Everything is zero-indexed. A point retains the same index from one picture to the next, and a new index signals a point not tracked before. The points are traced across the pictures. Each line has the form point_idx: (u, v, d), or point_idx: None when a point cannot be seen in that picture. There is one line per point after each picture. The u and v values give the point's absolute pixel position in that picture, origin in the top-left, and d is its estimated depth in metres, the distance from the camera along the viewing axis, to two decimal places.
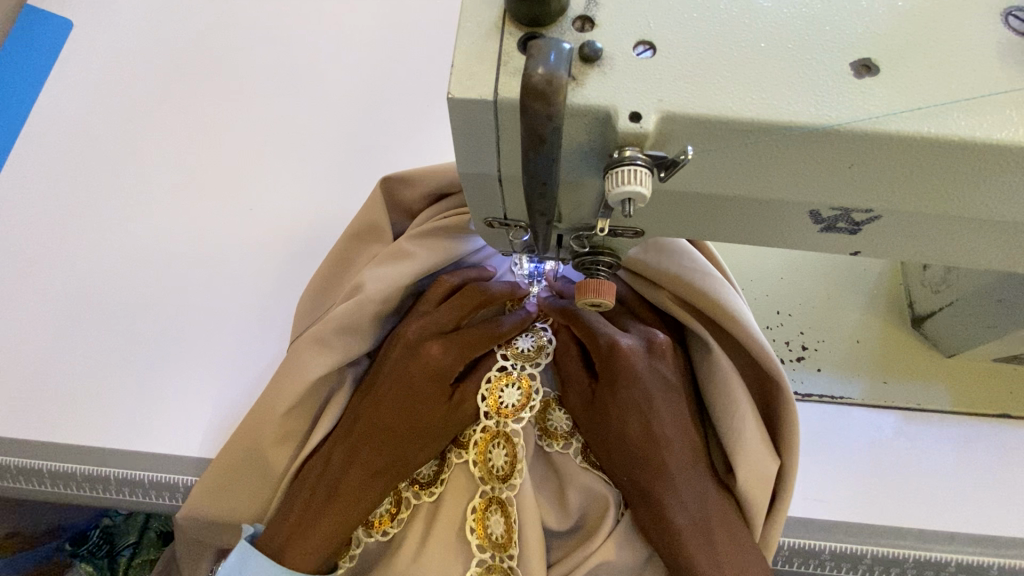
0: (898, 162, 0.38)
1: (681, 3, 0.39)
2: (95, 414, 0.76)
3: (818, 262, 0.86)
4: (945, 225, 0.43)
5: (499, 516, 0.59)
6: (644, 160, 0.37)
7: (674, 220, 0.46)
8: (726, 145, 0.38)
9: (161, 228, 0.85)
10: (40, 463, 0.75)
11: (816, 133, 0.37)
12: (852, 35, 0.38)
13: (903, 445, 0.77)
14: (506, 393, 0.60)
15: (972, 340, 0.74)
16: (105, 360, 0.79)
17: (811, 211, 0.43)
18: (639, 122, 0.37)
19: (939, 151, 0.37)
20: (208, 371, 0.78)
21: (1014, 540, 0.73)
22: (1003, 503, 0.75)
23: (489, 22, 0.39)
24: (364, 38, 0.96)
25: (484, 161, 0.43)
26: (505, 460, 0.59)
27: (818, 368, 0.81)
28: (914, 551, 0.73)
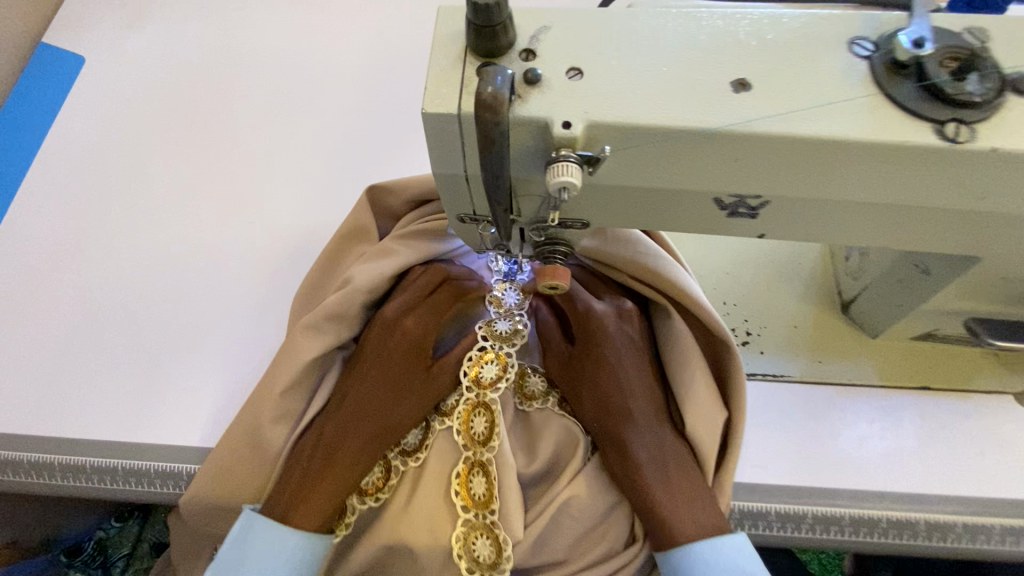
0: (769, 157, 0.49)
1: (602, 40, 0.51)
2: (101, 410, 0.80)
3: (759, 259, 0.97)
4: (826, 208, 0.54)
5: (481, 478, 0.65)
6: (575, 157, 0.48)
7: (609, 210, 0.57)
8: (638, 146, 0.49)
9: (168, 240, 0.93)
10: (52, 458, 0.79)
11: (704, 135, 0.48)
12: (731, 63, 0.49)
13: (841, 416, 0.86)
14: (486, 368, 0.69)
15: (888, 318, 0.83)
16: (110, 360, 0.84)
17: (714, 198, 0.53)
18: (571, 128, 0.48)
19: (798, 146, 0.48)
20: (213, 365, 0.83)
21: (944, 498, 0.80)
22: (932, 464, 0.83)
23: (454, 54, 0.50)
24: (351, 73, 1.08)
25: (453, 163, 0.53)
26: (485, 426, 0.67)
27: (761, 351, 0.91)
28: (850, 509, 0.81)
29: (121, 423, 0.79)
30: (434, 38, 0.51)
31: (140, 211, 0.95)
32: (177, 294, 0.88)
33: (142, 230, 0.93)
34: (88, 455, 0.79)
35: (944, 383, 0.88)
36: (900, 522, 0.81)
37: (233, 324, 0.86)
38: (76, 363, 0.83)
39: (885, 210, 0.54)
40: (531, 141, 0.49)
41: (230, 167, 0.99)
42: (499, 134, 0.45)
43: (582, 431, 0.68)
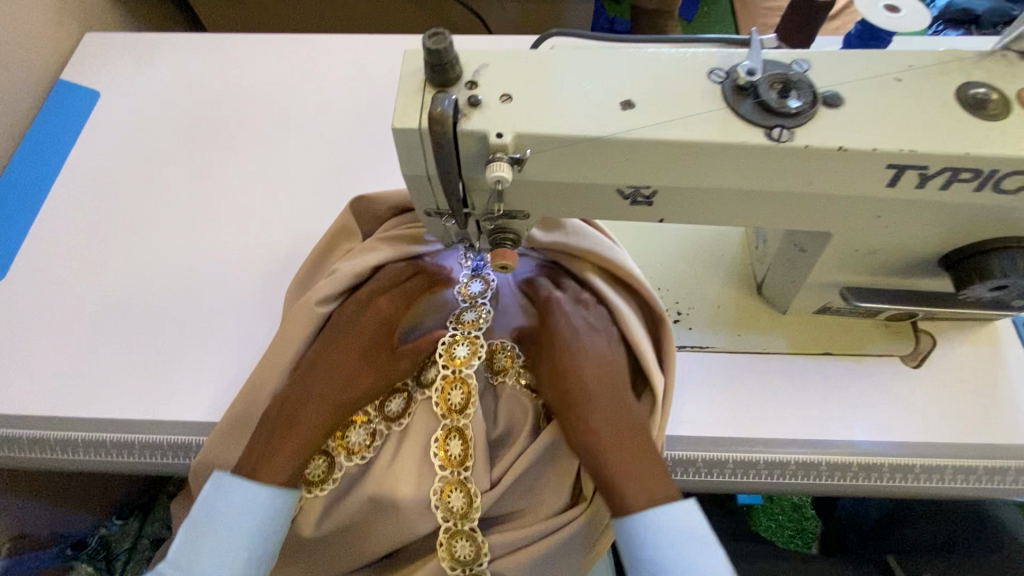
0: (652, 155, 0.64)
1: (526, 74, 0.67)
2: (90, 390, 0.72)
3: (687, 241, 0.91)
4: (732, 193, 0.66)
5: (459, 441, 0.62)
6: (506, 158, 0.63)
7: (540, 201, 0.71)
8: (552, 149, 0.64)
9: (128, 231, 0.85)
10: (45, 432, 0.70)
11: (600, 139, 0.63)
12: (620, 87, 0.65)
13: (857, 380, 0.79)
14: (458, 350, 0.65)
15: (790, 290, 0.80)
16: (91, 342, 0.75)
17: (616, 189, 0.68)
18: (502, 137, 0.63)
19: (673, 145, 0.63)
20: (203, 341, 0.75)
21: (985, 441, 0.73)
22: (969, 409, 0.75)
23: (415, 86, 0.66)
24: (296, 49, 1.01)
25: (417, 166, 0.67)
26: (460, 398, 0.63)
27: (690, 327, 0.84)
28: (874, 456, 0.74)
29: (117, 402, 0.71)
30: (401, 76, 0.67)
31: (90, 205, 0.87)
32: (155, 275, 0.80)
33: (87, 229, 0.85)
34: (89, 428, 0.69)
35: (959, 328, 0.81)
36: (941, 468, 0.73)
37: (218, 295, 0.78)
38: (64, 343, 0.75)
39: (755, 195, 0.66)
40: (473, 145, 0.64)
41: (155, 164, 0.91)
42: (444, 137, 0.61)
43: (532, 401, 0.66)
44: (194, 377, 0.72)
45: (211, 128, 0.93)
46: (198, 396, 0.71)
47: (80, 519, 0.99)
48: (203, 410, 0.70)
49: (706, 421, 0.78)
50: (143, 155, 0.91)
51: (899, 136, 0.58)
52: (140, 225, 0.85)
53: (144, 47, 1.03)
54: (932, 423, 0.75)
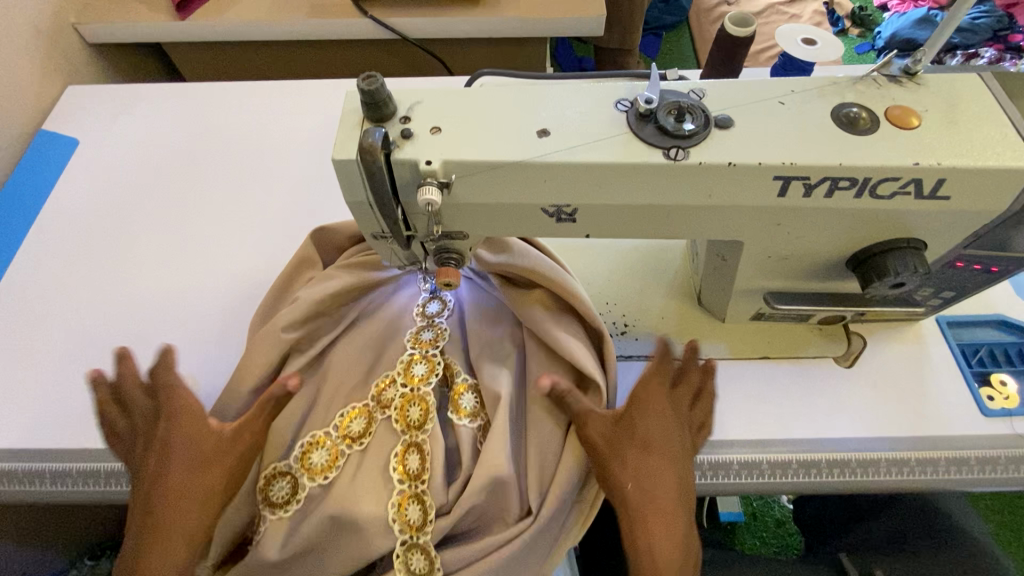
0: (572, 173, 0.61)
1: (458, 106, 0.65)
2: (79, 425, 0.74)
3: (631, 249, 0.85)
4: (659, 212, 0.63)
5: (417, 454, 0.59)
6: (436, 182, 0.61)
7: (477, 226, 0.68)
8: (478, 172, 0.62)
9: (114, 277, 0.88)
10: (40, 464, 0.71)
11: (518, 159, 0.60)
12: (544, 111, 0.64)
13: (821, 381, 0.71)
14: (416, 368, 0.64)
15: (727, 293, 0.72)
16: (76, 380, 0.78)
17: (540, 208, 0.65)
18: (432, 164, 0.61)
19: (592, 162, 0.59)
20: (181, 371, 0.78)
21: (963, 441, 0.66)
22: (941, 404, 0.68)
23: (352, 120, 0.65)
24: (260, 104, 1.08)
25: (355, 194, 0.65)
26: (417, 413, 0.61)
27: (634, 336, 0.78)
28: (829, 455, 0.66)
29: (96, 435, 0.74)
30: (341, 111, 0.66)
31: (73, 259, 0.91)
32: (143, 314, 0.84)
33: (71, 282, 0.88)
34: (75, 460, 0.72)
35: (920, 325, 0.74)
36: (914, 470, 0.65)
37: (203, 333, 0.81)
38: (51, 381, 0.78)
39: (648, 214, 0.64)
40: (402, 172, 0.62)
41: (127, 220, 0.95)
42: (376, 167, 0.60)
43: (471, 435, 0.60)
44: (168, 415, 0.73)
45: (187, 184, 0.99)
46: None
47: (51, 563, 1.00)
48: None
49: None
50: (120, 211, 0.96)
51: (786, 147, 0.55)
52: (122, 274, 0.89)
53: (113, 110, 1.09)
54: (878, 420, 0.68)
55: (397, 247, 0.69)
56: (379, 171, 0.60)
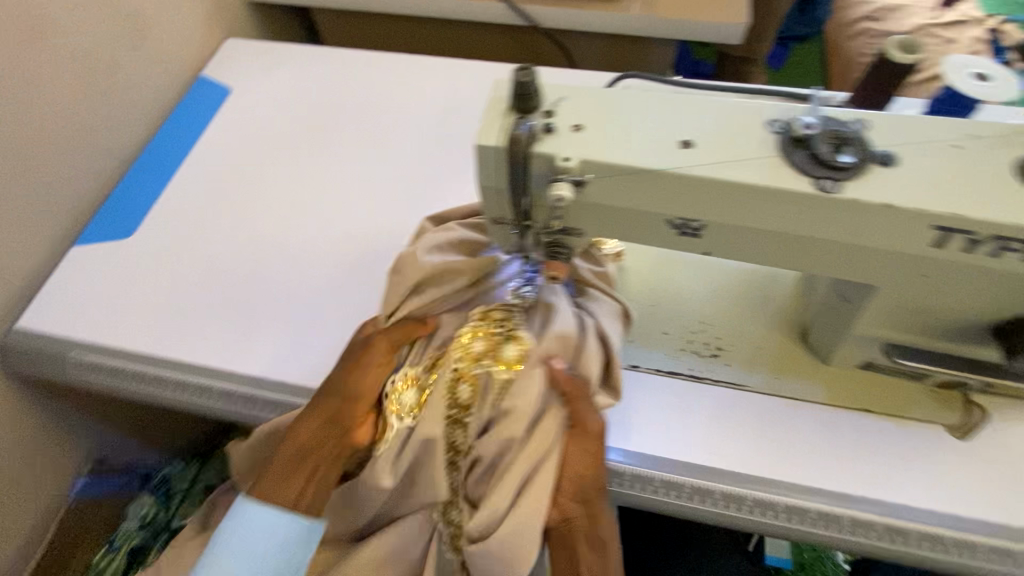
0: (727, 191, 0.48)
1: (609, 101, 0.54)
2: (199, 348, 0.65)
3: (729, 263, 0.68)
4: (806, 246, 0.51)
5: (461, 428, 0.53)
6: (569, 183, 0.51)
7: (605, 227, 0.56)
8: (614, 175, 0.51)
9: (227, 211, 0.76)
10: (165, 371, 0.64)
11: (659, 170, 0.49)
12: (708, 120, 0.51)
13: (854, 439, 0.56)
14: (472, 343, 0.55)
15: (846, 332, 0.57)
16: (180, 281, 0.70)
17: (665, 220, 0.53)
18: (569, 161, 0.50)
19: (752, 185, 0.47)
20: (302, 313, 0.67)
21: (994, 550, 0.51)
22: (966, 500, 0.52)
23: (498, 100, 0.55)
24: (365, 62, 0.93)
25: (486, 177, 0.55)
26: (466, 395, 0.53)
27: (729, 363, 0.61)
28: (961, 551, 0.51)
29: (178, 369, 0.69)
30: (488, 93, 0.55)
31: (196, 164, 0.81)
32: (256, 227, 0.74)
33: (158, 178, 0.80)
34: (171, 367, 0.64)
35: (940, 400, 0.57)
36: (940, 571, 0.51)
37: (321, 255, 0.71)
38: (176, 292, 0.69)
39: (764, 244, 0.53)
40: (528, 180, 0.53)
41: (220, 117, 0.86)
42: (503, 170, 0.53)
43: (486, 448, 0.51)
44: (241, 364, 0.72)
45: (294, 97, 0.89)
46: (277, 360, 0.63)
47: (153, 451, 0.92)
48: (271, 369, 0.63)
49: (718, 451, 0.55)
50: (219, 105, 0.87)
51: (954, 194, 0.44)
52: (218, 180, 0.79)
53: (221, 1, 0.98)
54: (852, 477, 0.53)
55: (510, 234, 0.57)
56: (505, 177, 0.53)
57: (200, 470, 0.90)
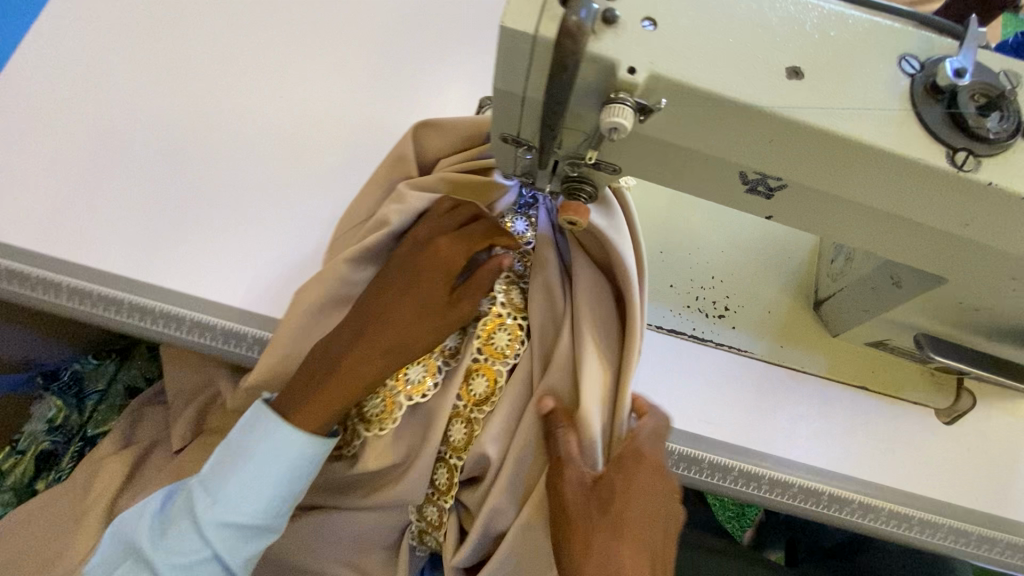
0: (916, 187, 0.42)
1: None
2: (131, 253, 0.52)
3: (769, 234, 0.78)
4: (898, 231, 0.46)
5: (460, 429, 0.49)
6: (632, 105, 0.40)
7: (640, 161, 0.48)
8: (695, 105, 0.41)
9: (133, 109, 0.57)
10: (94, 292, 0.51)
11: (885, 154, 0.40)
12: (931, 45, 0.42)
13: (852, 421, 0.67)
14: (474, 382, 0.49)
15: (862, 324, 0.66)
16: (110, 143, 0.56)
17: (738, 171, 0.45)
18: (634, 75, 0.40)
19: (927, 178, 0.41)
20: (257, 227, 0.55)
21: (988, 521, 0.63)
22: (938, 463, 0.65)
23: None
24: None
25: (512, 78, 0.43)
26: (460, 435, 0.49)
27: (733, 325, 0.70)
28: (770, 471, 0.64)
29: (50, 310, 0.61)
30: None
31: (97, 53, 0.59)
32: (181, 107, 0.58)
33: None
34: (98, 283, 0.51)
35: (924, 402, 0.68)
36: (836, 497, 0.63)
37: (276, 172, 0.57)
38: (100, 191, 0.54)
39: (888, 222, 0.46)
40: (682, 106, 0.42)
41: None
42: (700, 101, 0.41)
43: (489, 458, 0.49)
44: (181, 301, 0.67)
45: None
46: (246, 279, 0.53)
47: (51, 348, 0.70)
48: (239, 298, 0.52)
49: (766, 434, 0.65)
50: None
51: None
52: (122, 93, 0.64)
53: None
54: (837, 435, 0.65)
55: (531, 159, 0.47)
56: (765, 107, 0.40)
57: (122, 368, 0.73)
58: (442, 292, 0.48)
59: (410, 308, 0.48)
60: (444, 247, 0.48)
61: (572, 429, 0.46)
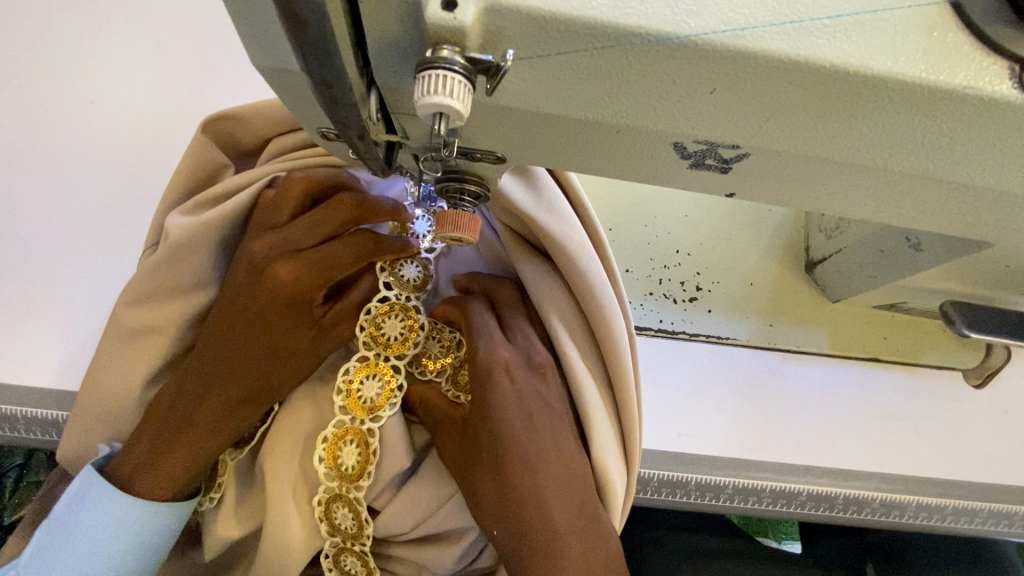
0: (907, 115, 0.33)
1: None
2: (92, 344, 0.73)
3: (724, 203, 0.84)
4: (912, 188, 0.39)
5: (346, 511, 0.57)
6: (461, 64, 0.30)
7: (522, 140, 0.39)
8: (568, 51, 0.31)
9: (98, 209, 0.77)
10: (57, 412, 0.71)
11: (874, 84, 0.31)
12: None
13: (778, 383, 0.79)
14: (343, 456, 0.56)
15: (854, 287, 0.74)
16: (81, 252, 0.76)
17: (674, 142, 0.37)
18: (454, 12, 0.29)
19: (920, 98, 0.32)
20: (94, 311, 0.75)
21: (916, 478, 0.78)
22: (920, 437, 0.80)
23: None
24: (189, 13, 0.84)
25: (283, 50, 0.34)
26: (353, 465, 0.56)
27: (709, 309, 0.80)
28: (771, 482, 0.76)
29: (80, 343, 0.74)
30: None
31: (67, 170, 0.78)
32: (125, 209, 0.78)
33: (90, 147, 0.79)
34: (62, 402, 0.71)
35: (937, 360, 0.81)
36: (782, 492, 0.76)
37: None
38: (72, 303, 0.75)
39: (901, 181, 0.39)
40: (576, 66, 0.32)
41: (160, 86, 0.81)
42: (590, 50, 0.31)
43: (424, 493, 0.59)
44: (104, 337, 0.61)
45: (234, 50, 0.84)
46: None
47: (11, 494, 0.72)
48: None
49: (722, 433, 0.77)
50: (130, 52, 0.82)
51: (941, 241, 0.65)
52: (134, 157, 0.79)
53: (79, 24, 0.82)
54: (847, 406, 0.79)
55: (378, 164, 0.42)
56: (692, 38, 0.30)
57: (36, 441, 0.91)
58: (307, 318, 0.55)
59: (260, 330, 0.54)
60: (286, 276, 0.53)
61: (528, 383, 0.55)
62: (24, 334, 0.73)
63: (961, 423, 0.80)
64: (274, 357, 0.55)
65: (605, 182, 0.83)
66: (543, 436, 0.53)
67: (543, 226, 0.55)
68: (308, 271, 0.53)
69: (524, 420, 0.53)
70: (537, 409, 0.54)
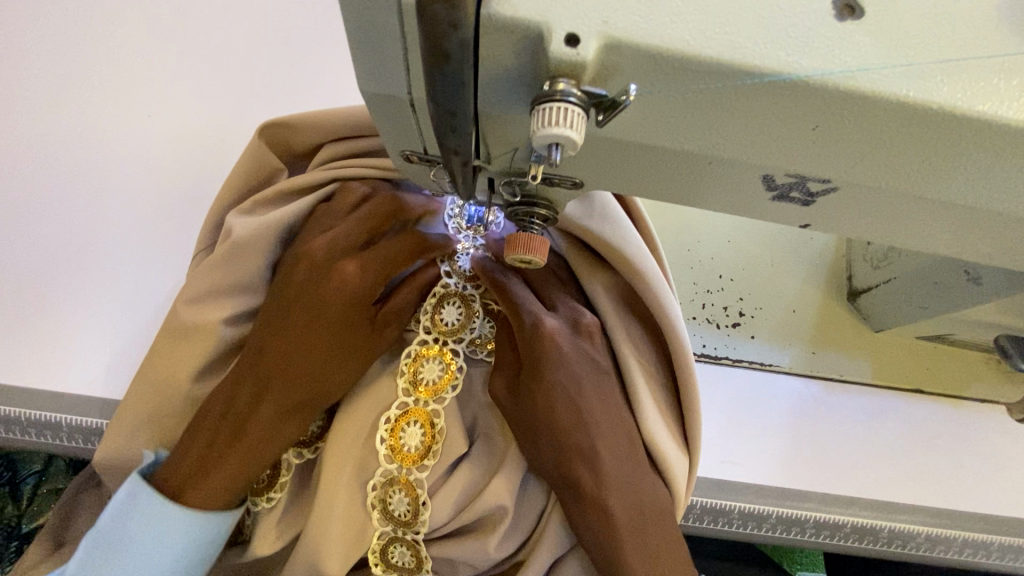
0: (1000, 158, 0.34)
1: None
2: (138, 350, 0.74)
3: (766, 229, 0.85)
4: (991, 227, 0.40)
5: (403, 495, 0.56)
6: (578, 96, 0.31)
7: (611, 170, 0.40)
8: (678, 88, 0.32)
9: (148, 217, 0.79)
10: (98, 420, 0.71)
11: (974, 127, 0.32)
12: None
13: (820, 411, 0.79)
14: (407, 435, 0.56)
15: (902, 318, 0.74)
16: (130, 257, 0.77)
17: (764, 176, 0.38)
18: (577, 48, 0.30)
19: (1015, 142, 0.33)
20: (141, 316, 0.75)
21: (963, 513, 0.76)
22: (965, 472, 0.79)
23: None
24: (248, 31, 0.87)
25: (392, 77, 0.35)
26: (418, 444, 0.56)
27: (752, 335, 0.80)
28: (816, 513, 0.75)
29: (123, 350, 0.74)
30: None
31: (121, 177, 0.79)
32: (176, 218, 0.79)
33: (145, 155, 0.80)
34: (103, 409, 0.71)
35: (979, 394, 0.81)
36: (826, 523, 0.75)
37: None
38: (119, 308, 0.75)
39: (982, 221, 0.39)
40: (683, 102, 0.33)
41: (216, 101, 0.83)
42: (701, 86, 0.32)
43: (475, 477, 0.58)
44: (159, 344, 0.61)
45: (288, 69, 0.86)
46: None
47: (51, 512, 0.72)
48: None
49: (766, 460, 0.77)
50: (190, 67, 0.84)
51: None
52: (187, 167, 0.80)
53: (142, 39, 0.84)
54: (890, 435, 0.79)
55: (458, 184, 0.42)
56: (804, 77, 0.31)
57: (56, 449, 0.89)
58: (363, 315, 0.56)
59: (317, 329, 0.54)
60: (349, 269, 0.54)
61: (584, 358, 0.55)
62: (71, 338, 0.74)
63: (1005, 460, 0.80)
64: (333, 358, 0.55)
65: (649, 205, 0.84)
66: (599, 408, 0.54)
67: (589, 228, 0.56)
68: (372, 266, 0.55)
69: (580, 394, 0.53)
70: (593, 381, 0.55)
